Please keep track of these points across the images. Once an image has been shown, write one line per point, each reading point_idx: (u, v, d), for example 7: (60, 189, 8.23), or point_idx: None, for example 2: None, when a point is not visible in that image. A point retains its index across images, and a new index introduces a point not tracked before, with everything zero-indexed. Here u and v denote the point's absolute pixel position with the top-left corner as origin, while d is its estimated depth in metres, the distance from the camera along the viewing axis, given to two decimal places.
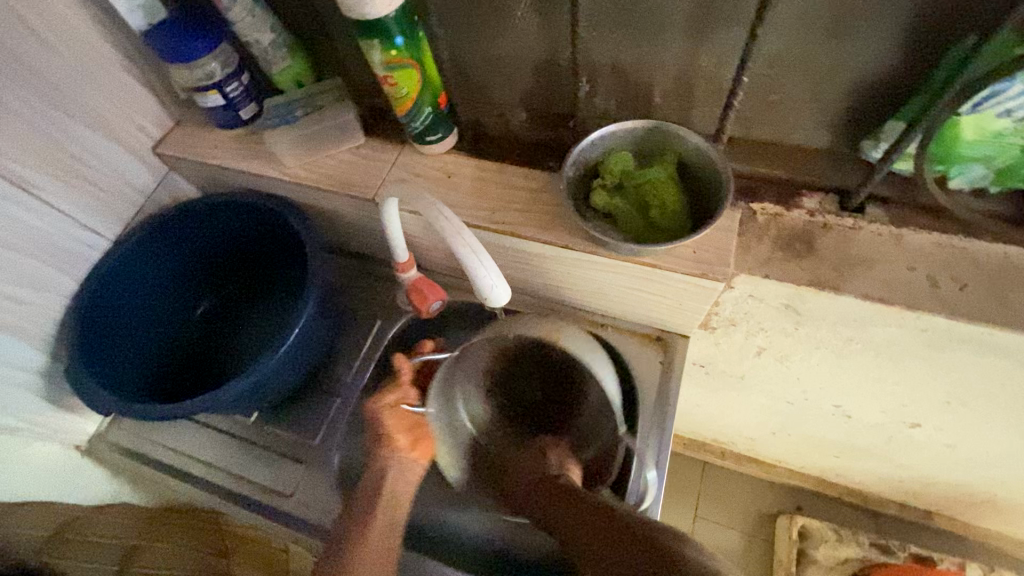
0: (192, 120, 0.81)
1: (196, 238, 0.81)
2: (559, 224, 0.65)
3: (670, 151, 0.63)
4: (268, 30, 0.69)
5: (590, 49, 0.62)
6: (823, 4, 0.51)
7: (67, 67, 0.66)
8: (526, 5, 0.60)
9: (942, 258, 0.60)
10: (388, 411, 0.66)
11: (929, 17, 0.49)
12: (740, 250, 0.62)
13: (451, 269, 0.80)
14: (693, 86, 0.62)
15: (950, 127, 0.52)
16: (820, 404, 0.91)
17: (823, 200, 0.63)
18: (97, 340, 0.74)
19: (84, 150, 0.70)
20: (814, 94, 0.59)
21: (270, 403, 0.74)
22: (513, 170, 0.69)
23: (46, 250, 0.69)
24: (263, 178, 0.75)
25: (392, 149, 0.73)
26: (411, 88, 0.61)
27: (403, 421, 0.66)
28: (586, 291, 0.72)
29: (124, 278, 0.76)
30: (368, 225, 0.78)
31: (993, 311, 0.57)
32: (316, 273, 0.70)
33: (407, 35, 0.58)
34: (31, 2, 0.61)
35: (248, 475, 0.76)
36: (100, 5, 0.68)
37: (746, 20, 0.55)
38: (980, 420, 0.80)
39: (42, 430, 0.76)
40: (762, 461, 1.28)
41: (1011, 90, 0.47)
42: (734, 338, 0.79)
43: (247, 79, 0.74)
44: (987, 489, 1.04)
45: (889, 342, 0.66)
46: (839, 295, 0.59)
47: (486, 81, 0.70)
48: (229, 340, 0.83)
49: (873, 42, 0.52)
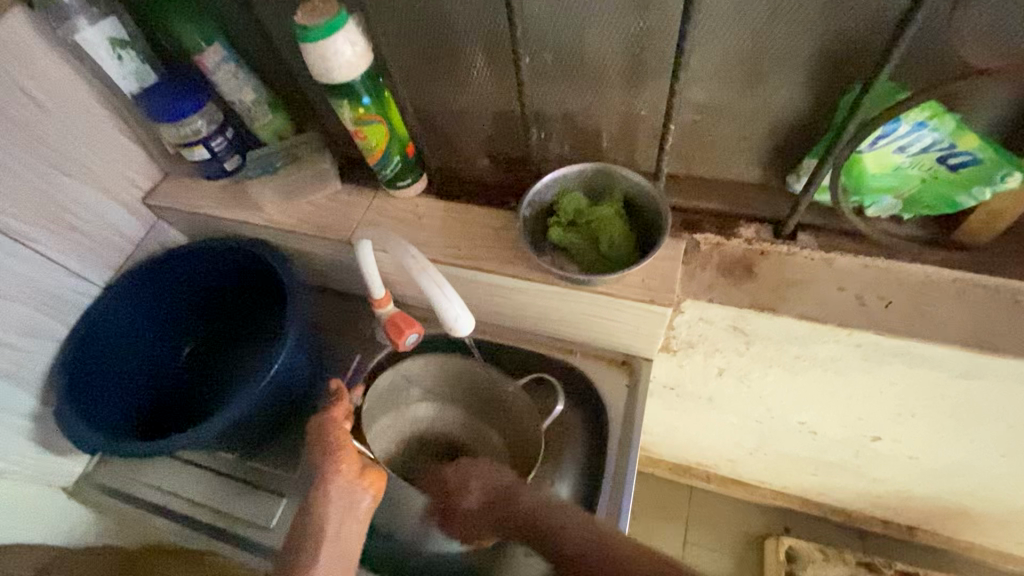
0: (179, 172, 0.86)
1: (181, 281, 0.85)
2: (519, 259, 0.70)
3: (616, 189, 0.69)
4: (250, 91, 0.76)
5: (540, 102, 0.69)
6: (734, 60, 0.58)
7: (62, 128, 0.72)
8: (481, 65, 0.67)
9: (869, 278, 0.65)
10: (331, 427, 0.66)
11: (827, 68, 0.56)
12: (686, 277, 0.68)
13: (426, 304, 0.85)
14: (635, 130, 0.69)
15: (855, 162, 0.59)
16: (786, 421, 0.95)
17: (759, 229, 0.69)
18: (85, 382, 0.77)
19: (76, 203, 0.75)
20: (740, 135, 0.65)
21: (252, 438, 0.77)
22: (477, 210, 0.75)
23: (38, 297, 0.73)
24: (246, 224, 0.81)
25: (366, 194, 0.79)
26: (380, 140, 0.67)
27: (343, 434, 0.66)
28: (551, 320, 0.77)
29: (112, 322, 0.80)
30: (345, 264, 0.83)
31: (916, 326, 0.62)
32: (294, 311, 0.75)
33: (373, 94, 0.64)
34: (33, 74, 0.68)
35: (229, 510, 0.78)
36: (96, 74, 0.74)
37: (666, 76, 0.62)
38: (934, 431, 0.84)
39: (31, 473, 0.79)
40: (746, 483, 1.30)
41: (900, 130, 0.54)
42: (696, 361, 0.84)
43: (231, 134, 0.80)
44: (959, 501, 1.06)
45: (832, 358, 0.71)
46: (777, 316, 0.65)
47: (451, 130, 0.76)
48: (213, 378, 0.87)
49: (783, 89, 0.59)
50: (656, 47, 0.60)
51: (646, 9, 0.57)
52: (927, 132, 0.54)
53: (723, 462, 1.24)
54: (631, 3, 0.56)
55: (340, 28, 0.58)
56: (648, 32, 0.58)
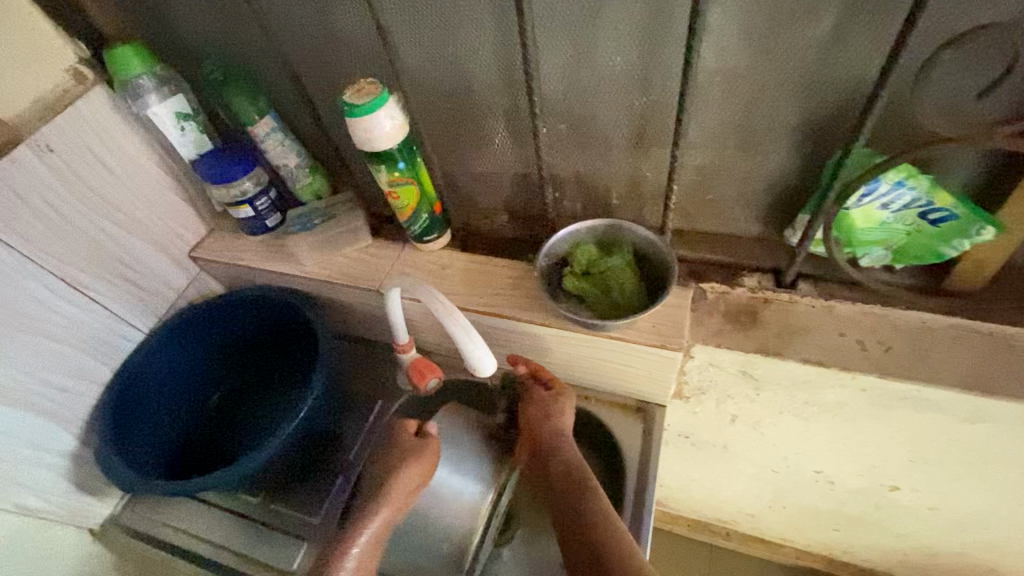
0: (223, 229, 0.94)
1: (218, 328, 0.91)
2: (538, 306, 0.75)
3: (626, 243, 0.75)
4: (294, 156, 0.85)
5: (556, 166, 0.77)
6: (727, 130, 0.66)
7: (126, 190, 0.81)
8: (503, 135, 0.75)
9: (868, 325, 0.69)
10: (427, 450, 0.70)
11: (811, 134, 0.63)
12: (694, 323, 0.73)
13: (448, 350, 0.89)
14: (643, 190, 0.76)
15: (844, 218, 0.65)
16: (802, 470, 0.95)
17: (761, 279, 0.75)
18: (126, 424, 0.82)
19: (132, 256, 0.83)
20: (738, 192, 0.72)
21: (276, 481, 0.80)
22: (498, 262, 0.81)
23: (89, 342, 0.80)
24: (285, 275, 0.87)
25: (395, 248, 0.86)
26: (411, 200, 0.75)
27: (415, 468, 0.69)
28: (567, 364, 0.81)
29: (152, 367, 0.86)
30: (373, 313, 0.88)
31: (916, 370, 0.65)
32: (324, 355, 0.80)
33: (408, 160, 0.72)
34: (107, 143, 0.77)
35: (250, 553, 0.80)
36: (161, 143, 0.84)
37: (666, 145, 0.70)
38: (951, 478, 0.84)
39: (64, 513, 0.82)
40: (768, 540, 1.26)
41: (880, 189, 0.61)
42: (708, 407, 0.86)
43: (274, 195, 0.88)
44: (989, 558, 1.03)
45: (840, 403, 0.73)
46: (783, 360, 0.69)
47: (474, 189, 0.84)
48: (241, 424, 0.91)
49: (774, 153, 0.66)
50: (658, 119, 0.67)
51: (648, 88, 0.65)
52: (906, 190, 0.61)
53: (742, 517, 1.20)
54: (635, 83, 0.65)
55: (383, 104, 0.66)
56: (651, 105, 0.66)
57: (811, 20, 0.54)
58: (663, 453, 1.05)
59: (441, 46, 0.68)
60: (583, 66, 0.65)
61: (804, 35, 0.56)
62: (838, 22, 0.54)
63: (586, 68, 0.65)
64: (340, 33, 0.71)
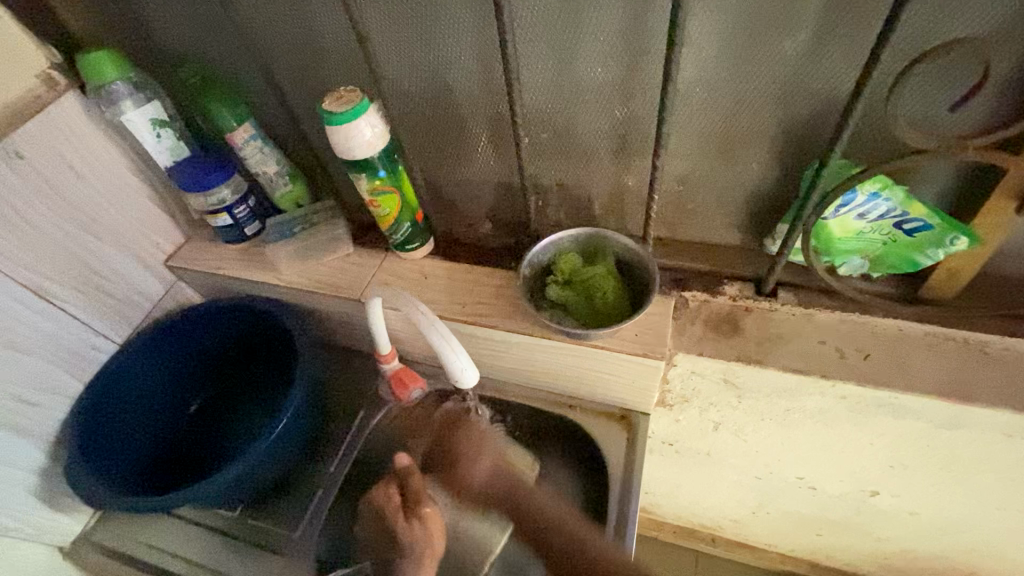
0: (200, 237, 0.93)
1: (194, 338, 0.89)
2: (521, 315, 0.75)
3: (608, 252, 0.75)
4: (274, 163, 0.83)
5: (538, 174, 0.77)
6: (707, 140, 0.66)
7: (99, 198, 0.79)
8: (484, 144, 0.75)
9: (847, 332, 0.70)
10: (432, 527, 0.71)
11: (789, 144, 0.64)
12: (677, 331, 0.73)
13: (430, 359, 0.88)
14: (625, 199, 0.76)
15: (822, 228, 0.66)
16: (785, 476, 0.95)
17: (742, 286, 0.75)
18: (96, 438, 0.80)
19: (105, 266, 0.81)
20: (719, 201, 0.73)
21: (254, 494, 0.78)
22: (481, 271, 0.80)
23: (59, 355, 0.77)
24: (264, 284, 0.86)
25: (376, 256, 0.85)
26: (393, 209, 0.74)
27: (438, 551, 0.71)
28: (550, 373, 0.80)
29: (126, 377, 0.83)
30: (355, 322, 0.87)
31: (895, 377, 0.66)
32: (303, 366, 0.78)
33: (388, 168, 0.71)
34: (80, 151, 0.75)
35: (225, 570, 0.78)
36: (136, 150, 0.82)
37: (648, 156, 0.70)
38: (928, 483, 0.85)
39: (33, 531, 0.79)
40: (752, 545, 1.26)
41: (855, 200, 0.62)
42: (691, 415, 0.86)
43: (253, 202, 0.86)
44: (968, 561, 1.04)
45: (821, 410, 0.74)
46: (764, 368, 0.69)
47: (456, 197, 0.84)
48: (218, 436, 0.89)
49: (754, 163, 0.67)
50: (639, 128, 0.68)
51: (629, 98, 0.65)
52: (881, 201, 0.62)
53: (727, 523, 1.20)
54: (616, 94, 0.65)
55: (363, 112, 0.66)
56: (632, 116, 0.67)
57: (786, 34, 0.55)
58: (648, 461, 1.05)
59: (423, 54, 0.67)
60: (563, 76, 0.65)
61: (781, 48, 0.56)
62: (813, 36, 0.55)
63: (568, 78, 0.65)
64: (319, 40, 0.71)
